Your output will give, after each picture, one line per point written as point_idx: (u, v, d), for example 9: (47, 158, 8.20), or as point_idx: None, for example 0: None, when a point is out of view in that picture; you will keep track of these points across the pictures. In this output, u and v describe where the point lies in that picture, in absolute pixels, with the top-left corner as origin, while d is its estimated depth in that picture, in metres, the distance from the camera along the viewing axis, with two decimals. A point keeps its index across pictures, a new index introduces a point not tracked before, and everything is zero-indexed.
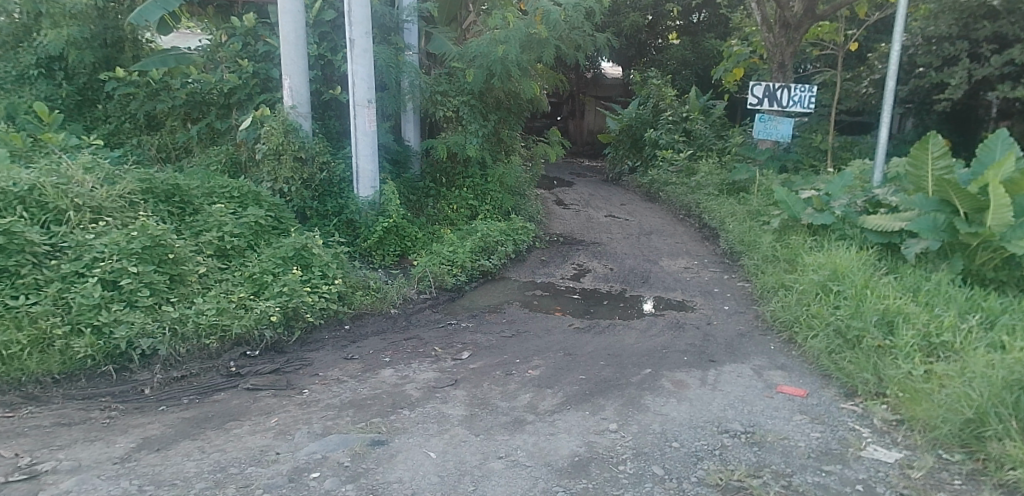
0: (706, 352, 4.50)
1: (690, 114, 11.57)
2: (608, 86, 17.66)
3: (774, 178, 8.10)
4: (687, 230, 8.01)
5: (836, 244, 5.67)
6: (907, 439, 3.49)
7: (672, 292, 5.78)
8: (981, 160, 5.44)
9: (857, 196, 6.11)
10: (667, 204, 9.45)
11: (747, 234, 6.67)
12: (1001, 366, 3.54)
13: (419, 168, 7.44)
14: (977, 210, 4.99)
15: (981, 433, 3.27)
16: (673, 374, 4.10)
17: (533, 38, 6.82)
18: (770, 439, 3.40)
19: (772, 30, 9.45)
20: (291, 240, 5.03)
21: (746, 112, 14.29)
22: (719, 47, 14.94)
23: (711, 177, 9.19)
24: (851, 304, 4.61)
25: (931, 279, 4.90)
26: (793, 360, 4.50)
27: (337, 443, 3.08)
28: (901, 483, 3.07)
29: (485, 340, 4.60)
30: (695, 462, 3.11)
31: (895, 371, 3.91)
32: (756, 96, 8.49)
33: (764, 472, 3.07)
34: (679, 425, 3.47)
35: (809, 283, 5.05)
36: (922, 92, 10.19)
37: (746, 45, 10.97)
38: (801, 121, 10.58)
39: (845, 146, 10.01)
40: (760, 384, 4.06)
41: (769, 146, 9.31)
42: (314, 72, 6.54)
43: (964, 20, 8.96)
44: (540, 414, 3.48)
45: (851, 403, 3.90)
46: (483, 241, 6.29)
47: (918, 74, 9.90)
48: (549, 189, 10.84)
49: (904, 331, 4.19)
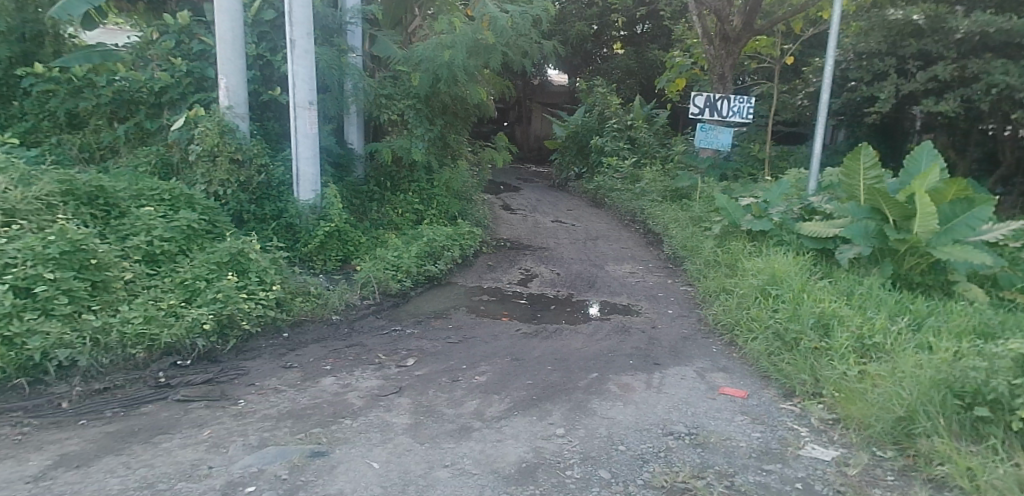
0: (652, 356, 4.55)
1: (635, 122, 11.79)
2: (554, 93, 17.92)
3: (715, 186, 8.33)
4: (632, 235, 8.14)
5: (774, 249, 5.83)
6: (843, 438, 3.63)
7: (618, 296, 5.84)
8: (908, 172, 5.71)
9: (794, 203, 6.30)
10: (613, 210, 9.60)
11: (690, 240, 6.83)
12: (928, 366, 3.76)
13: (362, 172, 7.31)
14: (905, 218, 5.27)
15: (911, 430, 3.47)
16: (619, 378, 4.12)
17: (479, 44, 6.83)
18: (714, 440, 3.46)
19: (712, 43, 9.73)
20: (225, 245, 4.83)
21: (688, 121, 14.68)
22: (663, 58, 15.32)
23: (655, 183, 9.37)
24: (788, 308, 4.75)
25: (863, 283, 5.09)
26: (735, 361, 4.61)
27: (274, 456, 2.95)
28: (839, 480, 3.18)
29: (430, 346, 4.53)
30: (641, 465, 3.13)
31: (831, 372, 4.07)
32: (697, 106, 8.70)
33: (708, 473, 3.11)
34: (626, 428, 3.48)
35: (749, 287, 5.20)
36: (853, 106, 10.69)
37: (687, 56, 11.28)
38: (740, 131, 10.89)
39: (782, 155, 10.39)
40: (703, 386, 4.13)
41: (710, 154, 9.60)
42: (252, 72, 6.37)
43: (892, 37, 9.52)
44: (487, 421, 3.43)
45: (790, 403, 4.02)
46: (429, 246, 6.22)
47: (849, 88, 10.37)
48: (495, 194, 10.85)
49: (839, 333, 4.34)
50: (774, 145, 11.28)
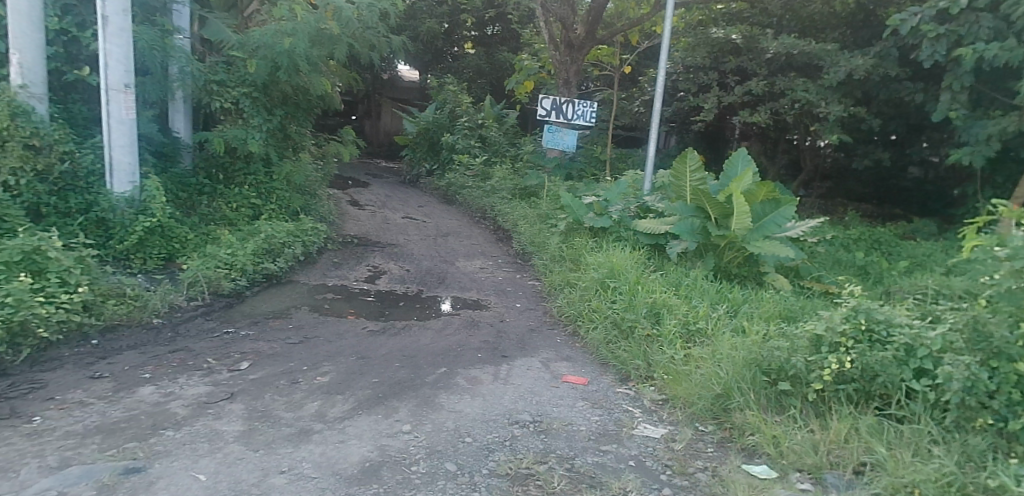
0: (499, 348, 4.66)
1: (485, 121, 11.99)
2: (405, 88, 17.79)
3: (560, 184, 8.72)
4: (483, 231, 8.29)
5: (613, 245, 6.21)
6: (671, 416, 4.00)
7: (467, 292, 5.91)
8: (727, 175, 6.36)
9: (630, 202, 6.76)
10: (465, 207, 9.72)
11: (537, 236, 7.08)
12: (741, 347, 4.30)
13: (190, 163, 6.74)
14: (725, 216, 5.85)
15: (728, 405, 3.94)
16: (467, 371, 4.17)
17: (324, 34, 6.67)
18: (556, 426, 3.61)
19: (558, 49, 10.19)
20: (17, 242, 4.20)
21: (536, 122, 15.17)
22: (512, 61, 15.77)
23: (505, 181, 9.61)
24: (625, 299, 5.10)
25: (690, 274, 5.58)
26: (577, 351, 4.84)
27: (79, 477, 2.63)
28: (666, 455, 3.51)
29: (268, 348, 4.29)
30: (487, 454, 3.19)
31: (661, 356, 4.45)
32: (544, 108, 9.02)
33: (549, 458, 3.25)
34: (472, 420, 3.53)
35: (590, 280, 5.50)
36: (683, 114, 11.69)
37: (535, 60, 11.69)
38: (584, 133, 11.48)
39: (621, 157, 11.11)
40: (547, 376, 4.29)
41: (557, 155, 10.36)
42: (53, 48, 5.65)
43: (715, 53, 10.46)
44: (329, 422, 3.31)
45: (625, 387, 4.32)
46: (268, 243, 5.91)
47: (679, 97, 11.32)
48: (343, 189, 10.53)
49: (668, 320, 4.75)
50: (614, 147, 12.03)
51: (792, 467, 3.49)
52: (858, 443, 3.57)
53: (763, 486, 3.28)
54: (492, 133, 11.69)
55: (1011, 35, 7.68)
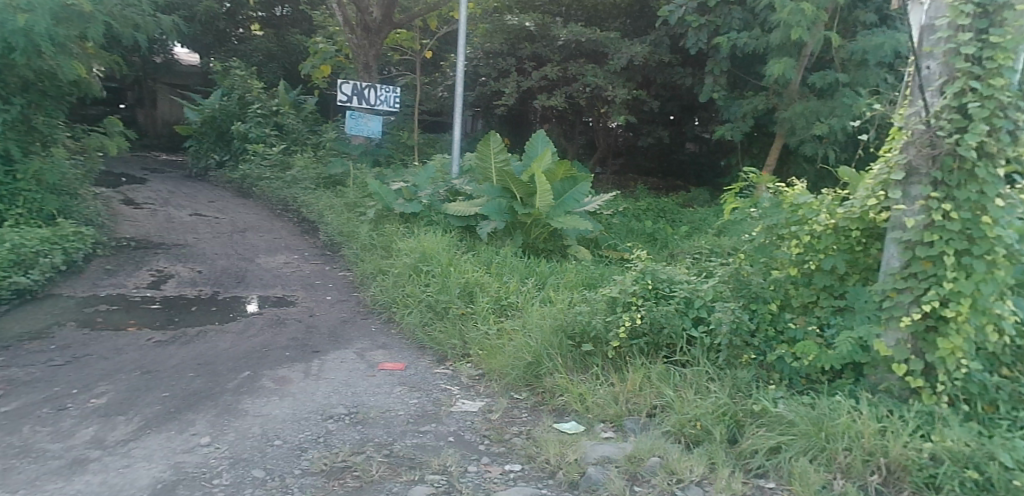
0: (309, 344, 4.46)
1: (280, 108, 11.30)
2: (184, 73, 16.28)
3: (366, 171, 8.57)
4: (286, 224, 7.87)
5: (424, 229, 6.23)
6: (488, 388, 4.16)
7: (272, 288, 5.60)
8: (529, 156, 6.65)
9: (439, 186, 6.84)
10: (264, 199, 9.15)
11: (346, 226, 6.86)
12: (548, 315, 4.61)
13: None
14: (529, 195, 6.15)
15: (537, 372, 4.22)
16: (274, 372, 3.95)
17: (70, 10, 5.80)
18: (372, 414, 3.56)
19: (354, 32, 9.94)
20: None
21: (338, 109, 14.59)
22: (305, 44, 15.19)
23: (307, 170, 9.17)
24: (438, 281, 5.16)
25: (500, 252, 5.79)
26: (393, 337, 4.81)
27: None
28: (484, 426, 3.65)
29: (24, 374, 3.69)
30: (299, 455, 3.05)
31: (476, 333, 4.59)
32: (344, 94, 8.75)
33: (366, 447, 3.20)
34: (282, 422, 3.35)
35: (403, 266, 5.47)
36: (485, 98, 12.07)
37: (331, 44, 11.32)
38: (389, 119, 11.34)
39: (430, 142, 11.14)
40: (362, 366, 4.21)
41: (361, 142, 10.12)
42: None
43: (511, 40, 10.89)
44: (109, 448, 2.94)
45: (443, 366, 4.40)
46: (16, 252, 5.05)
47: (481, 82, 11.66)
48: (114, 187, 9.34)
49: (481, 298, 4.92)
50: (421, 132, 12.07)
51: (597, 419, 3.85)
52: (649, 388, 4.01)
53: (571, 440, 3.59)
54: (289, 120, 11.09)
55: (756, 26, 8.93)
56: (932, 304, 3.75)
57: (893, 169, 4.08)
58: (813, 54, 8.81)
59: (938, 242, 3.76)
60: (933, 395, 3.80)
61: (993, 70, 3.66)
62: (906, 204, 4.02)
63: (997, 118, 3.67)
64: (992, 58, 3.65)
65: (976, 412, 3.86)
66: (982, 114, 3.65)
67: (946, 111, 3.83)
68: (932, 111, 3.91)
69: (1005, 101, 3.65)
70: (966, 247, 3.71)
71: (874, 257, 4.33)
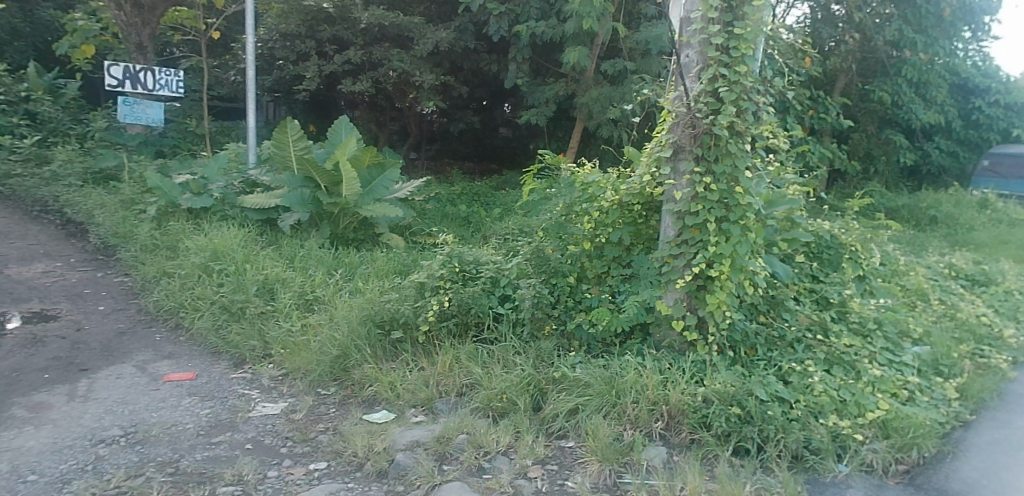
0: (76, 363, 4.02)
1: (32, 93, 9.81)
2: None
3: (147, 165, 7.78)
4: (46, 228, 6.87)
5: (218, 225, 5.88)
6: (292, 388, 4.02)
7: (26, 303, 4.88)
8: (331, 142, 6.42)
9: (233, 177, 6.57)
10: (13, 197, 7.87)
11: (121, 226, 6.10)
12: (355, 306, 4.59)
13: None
14: (334, 184, 6.12)
15: (346, 365, 4.17)
16: (29, 398, 3.53)
17: None
18: (154, 432, 3.28)
19: (122, 8, 9.28)
20: None
21: (110, 95, 13.02)
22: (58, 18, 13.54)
23: (70, 163, 8.08)
24: (233, 280, 4.93)
25: (304, 245, 5.71)
26: (182, 346, 4.46)
27: None
28: (286, 428, 3.53)
29: None
30: (61, 488, 2.70)
31: (278, 332, 4.43)
32: (115, 78, 8.35)
33: (147, 468, 2.93)
34: (38, 454, 2.97)
35: (191, 266, 5.10)
36: (284, 82, 11.52)
37: (93, 20, 10.09)
38: (173, 106, 10.84)
39: (222, 130, 11.04)
40: (142, 381, 3.87)
41: (138, 131, 9.31)
42: None
43: (308, 22, 10.33)
44: None
45: (241, 371, 4.18)
46: None
47: (278, 66, 11.08)
48: None
49: (282, 294, 4.81)
50: (213, 120, 11.22)
51: (407, 405, 3.87)
52: (459, 369, 4.12)
53: (380, 429, 3.55)
54: (44, 107, 9.64)
55: (552, 15, 9.42)
56: (700, 266, 4.23)
57: (664, 147, 4.55)
58: (604, 43, 9.51)
59: (703, 211, 4.26)
60: (706, 345, 4.30)
61: (737, 59, 4.18)
62: (675, 178, 4.51)
63: (742, 100, 4.24)
64: (737, 47, 4.16)
65: (740, 356, 4.46)
66: (730, 97, 4.17)
67: (703, 95, 4.29)
68: (692, 95, 4.36)
69: (747, 86, 4.21)
70: (723, 215, 4.25)
71: (653, 228, 4.84)
